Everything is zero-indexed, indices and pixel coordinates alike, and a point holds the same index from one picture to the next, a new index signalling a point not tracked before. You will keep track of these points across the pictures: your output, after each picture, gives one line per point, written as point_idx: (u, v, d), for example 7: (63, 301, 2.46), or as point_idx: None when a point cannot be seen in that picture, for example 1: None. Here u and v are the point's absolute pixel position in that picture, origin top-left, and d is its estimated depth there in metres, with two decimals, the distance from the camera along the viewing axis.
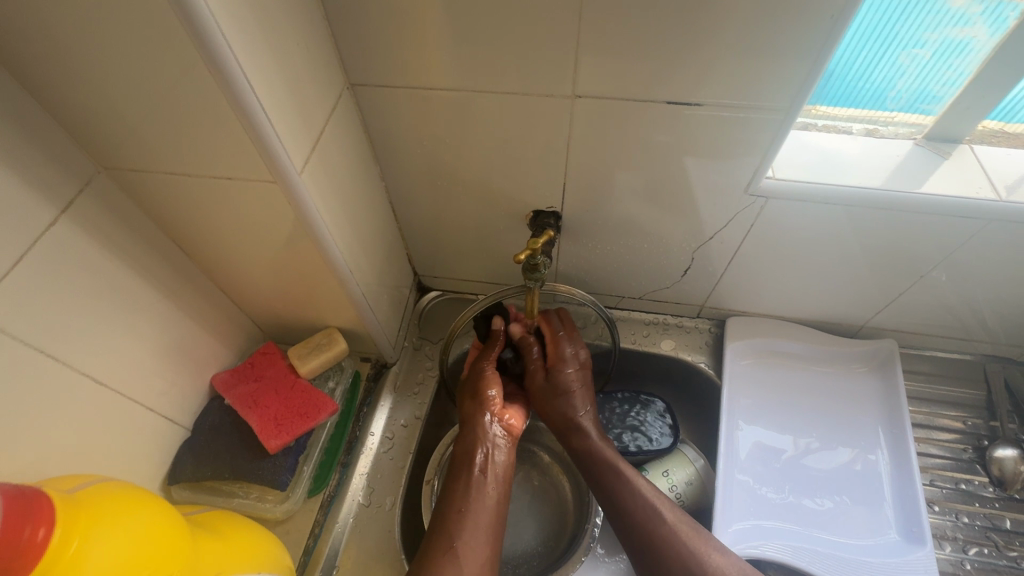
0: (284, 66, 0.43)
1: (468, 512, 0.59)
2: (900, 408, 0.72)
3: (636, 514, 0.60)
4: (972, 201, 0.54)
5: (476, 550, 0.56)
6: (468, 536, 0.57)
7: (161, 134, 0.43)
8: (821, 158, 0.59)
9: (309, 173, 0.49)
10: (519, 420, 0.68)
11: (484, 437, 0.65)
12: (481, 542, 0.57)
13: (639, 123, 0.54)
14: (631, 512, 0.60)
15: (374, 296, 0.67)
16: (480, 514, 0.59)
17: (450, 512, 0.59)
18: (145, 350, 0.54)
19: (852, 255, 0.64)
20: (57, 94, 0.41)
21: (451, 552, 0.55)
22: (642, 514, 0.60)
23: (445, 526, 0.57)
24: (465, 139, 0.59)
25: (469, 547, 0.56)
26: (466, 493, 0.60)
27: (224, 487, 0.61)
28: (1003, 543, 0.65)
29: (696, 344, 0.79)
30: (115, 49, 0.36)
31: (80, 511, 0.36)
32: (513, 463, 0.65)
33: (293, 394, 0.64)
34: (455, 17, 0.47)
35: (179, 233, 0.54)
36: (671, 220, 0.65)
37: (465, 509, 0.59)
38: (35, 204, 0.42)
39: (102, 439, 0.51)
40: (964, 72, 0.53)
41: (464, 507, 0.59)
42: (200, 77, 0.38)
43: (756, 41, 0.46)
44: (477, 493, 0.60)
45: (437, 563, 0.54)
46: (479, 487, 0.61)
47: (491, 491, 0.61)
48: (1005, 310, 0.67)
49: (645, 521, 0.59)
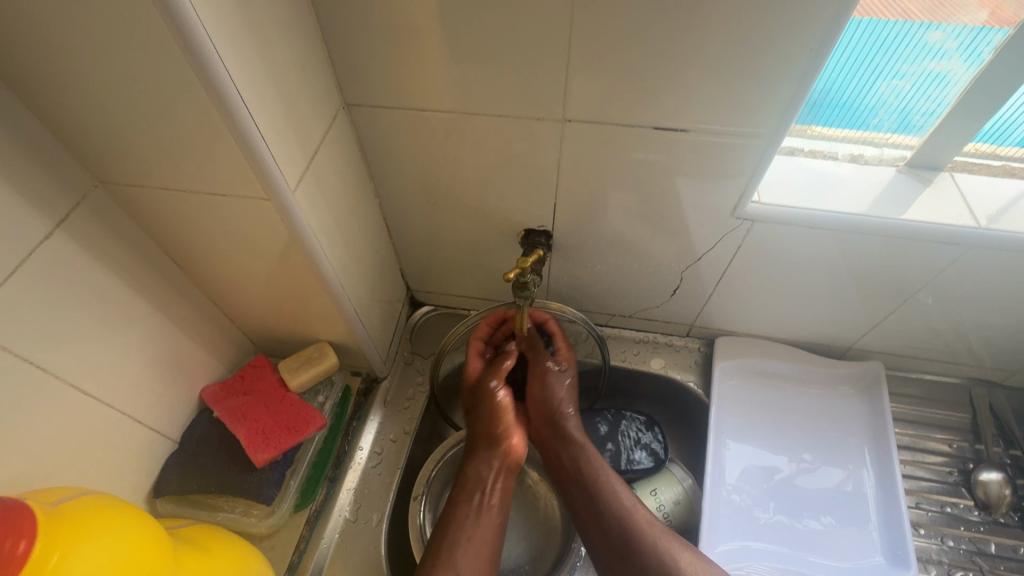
0: (280, 85, 0.45)
1: (474, 539, 0.61)
2: (886, 430, 0.72)
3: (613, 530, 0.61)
4: (951, 227, 0.56)
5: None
6: (472, 564, 0.59)
7: (157, 150, 0.44)
8: (806, 183, 0.60)
9: (303, 190, 0.50)
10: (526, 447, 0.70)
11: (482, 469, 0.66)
12: (482, 570, 0.59)
13: (628, 147, 0.55)
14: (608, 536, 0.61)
15: (365, 311, 0.68)
16: (483, 543, 0.61)
17: (457, 537, 0.60)
18: (135, 362, 0.55)
19: (840, 278, 0.65)
20: (56, 109, 0.41)
21: None
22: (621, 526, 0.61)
23: (451, 551, 0.59)
24: (457, 158, 0.60)
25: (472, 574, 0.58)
26: (473, 519, 0.62)
27: (208, 501, 0.61)
28: (988, 568, 0.65)
29: (685, 363, 0.80)
30: (115, 67, 0.38)
31: (60, 525, 0.35)
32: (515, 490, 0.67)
33: (281, 407, 0.64)
34: (448, 41, 0.49)
35: (172, 245, 0.55)
36: (659, 241, 0.66)
37: (472, 537, 0.61)
38: (30, 217, 0.43)
39: (88, 451, 0.51)
40: (943, 102, 0.55)
41: (471, 533, 0.61)
42: (199, 97, 0.39)
43: (739, 70, 0.47)
44: (482, 520, 0.63)
45: None
46: (484, 515, 0.63)
47: (494, 518, 0.63)
48: (989, 334, 0.68)
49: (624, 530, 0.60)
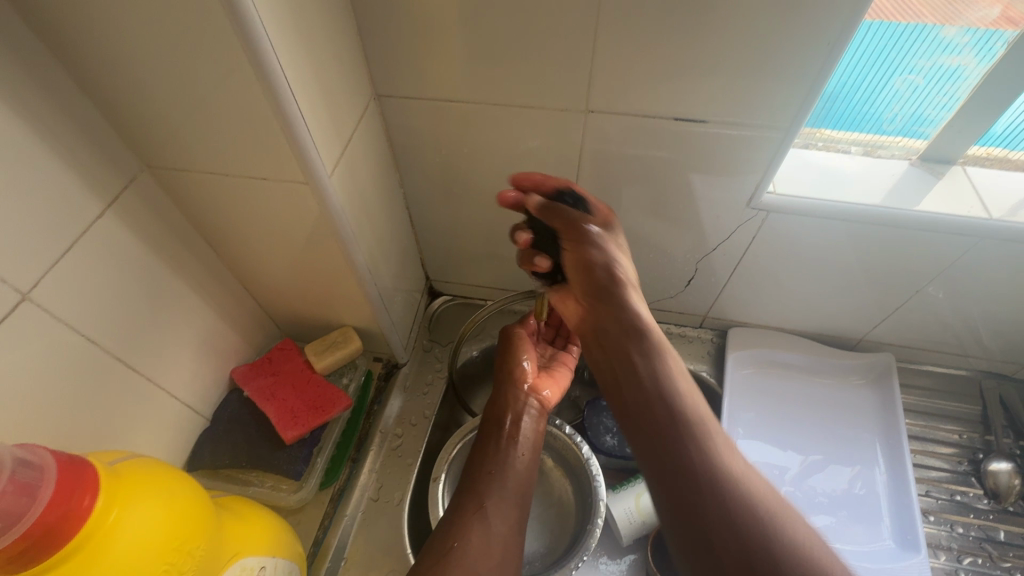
0: (319, 74, 0.47)
1: (496, 473, 0.60)
2: (897, 421, 0.74)
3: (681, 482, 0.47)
4: (965, 218, 0.57)
5: (504, 510, 0.57)
6: (496, 497, 0.58)
7: (203, 135, 0.46)
8: (820, 175, 0.62)
9: (337, 176, 0.52)
10: (554, 391, 0.69)
11: (523, 401, 0.66)
12: (509, 506, 0.58)
13: (648, 139, 0.57)
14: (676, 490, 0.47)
15: (389, 297, 0.70)
16: (507, 478, 0.60)
17: (479, 473, 0.60)
18: (174, 341, 0.57)
19: (851, 270, 0.66)
20: (111, 96, 0.44)
21: (479, 511, 0.56)
22: (692, 474, 0.47)
23: (474, 487, 0.59)
24: (481, 148, 0.62)
25: (497, 508, 0.57)
26: (495, 456, 0.61)
27: (240, 475, 0.63)
28: (997, 554, 0.67)
29: (697, 354, 0.82)
30: (171, 56, 0.40)
31: (122, 482, 0.38)
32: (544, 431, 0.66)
33: (308, 387, 0.67)
34: (477, 35, 0.51)
35: (209, 229, 0.57)
36: (675, 232, 0.67)
37: (494, 471, 0.60)
38: (85, 198, 0.45)
39: (130, 423, 0.53)
40: (956, 97, 0.56)
41: (493, 469, 0.60)
42: (248, 84, 0.41)
43: (759, 63, 0.49)
44: (505, 456, 0.61)
45: (465, 521, 0.55)
46: (507, 452, 0.62)
47: (520, 456, 0.62)
48: (1001, 326, 0.69)
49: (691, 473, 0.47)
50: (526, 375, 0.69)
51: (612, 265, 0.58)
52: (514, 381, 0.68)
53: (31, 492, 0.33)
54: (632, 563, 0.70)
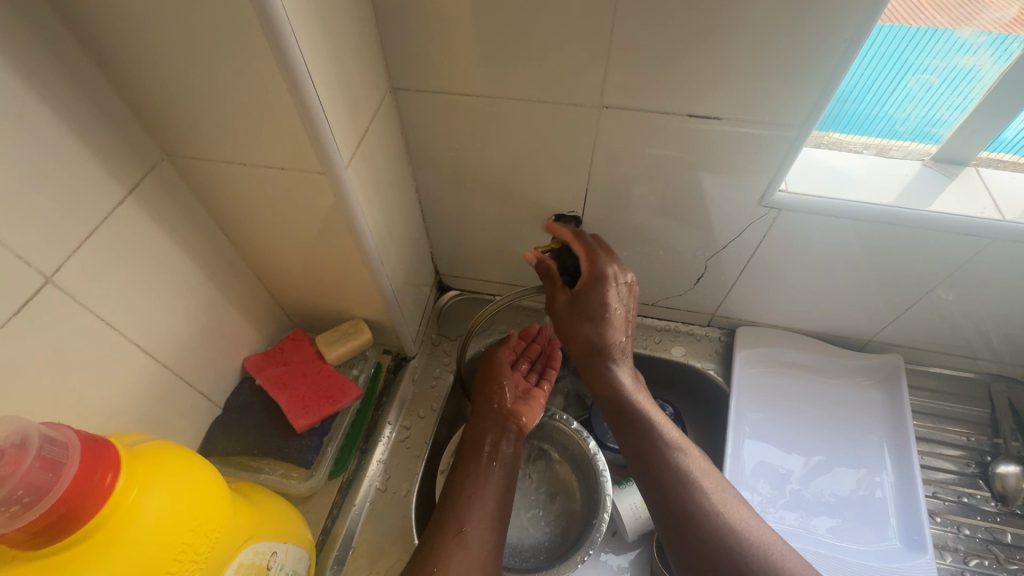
0: (339, 64, 0.47)
1: (476, 497, 0.61)
2: (905, 423, 0.74)
3: (718, 549, 0.54)
4: (977, 220, 0.57)
5: (483, 534, 0.58)
6: (474, 522, 0.59)
7: (223, 124, 0.47)
8: (829, 175, 0.62)
9: (354, 167, 0.53)
10: (535, 417, 0.69)
11: (502, 423, 0.67)
12: (486, 530, 0.58)
13: (661, 136, 0.57)
14: (715, 560, 0.53)
15: (400, 290, 0.71)
16: (485, 502, 0.61)
17: (458, 498, 0.61)
18: (189, 327, 0.58)
19: (861, 271, 0.67)
20: (133, 83, 0.44)
21: (459, 536, 0.57)
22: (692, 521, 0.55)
23: (454, 512, 0.59)
24: (494, 143, 0.62)
25: (475, 533, 0.58)
26: (474, 479, 0.62)
27: (252, 462, 0.63)
28: (1004, 557, 0.67)
29: (705, 352, 0.82)
30: (195, 46, 0.41)
31: (142, 461, 0.39)
32: (520, 454, 0.67)
33: (319, 377, 0.67)
34: (494, 28, 0.51)
35: (225, 218, 0.58)
36: (685, 231, 0.68)
37: (473, 496, 0.61)
38: (107, 184, 0.46)
39: (144, 407, 0.54)
40: (971, 98, 0.56)
41: (473, 492, 0.61)
42: (270, 73, 0.42)
43: (775, 58, 0.49)
44: (484, 480, 0.62)
45: (443, 546, 0.56)
46: (486, 476, 0.63)
47: (496, 477, 0.63)
48: (1009, 329, 0.69)
49: (718, 527, 0.55)
50: (505, 400, 0.69)
51: (612, 325, 0.61)
52: (491, 404, 0.69)
53: (56, 468, 0.34)
54: (635, 558, 0.71)
